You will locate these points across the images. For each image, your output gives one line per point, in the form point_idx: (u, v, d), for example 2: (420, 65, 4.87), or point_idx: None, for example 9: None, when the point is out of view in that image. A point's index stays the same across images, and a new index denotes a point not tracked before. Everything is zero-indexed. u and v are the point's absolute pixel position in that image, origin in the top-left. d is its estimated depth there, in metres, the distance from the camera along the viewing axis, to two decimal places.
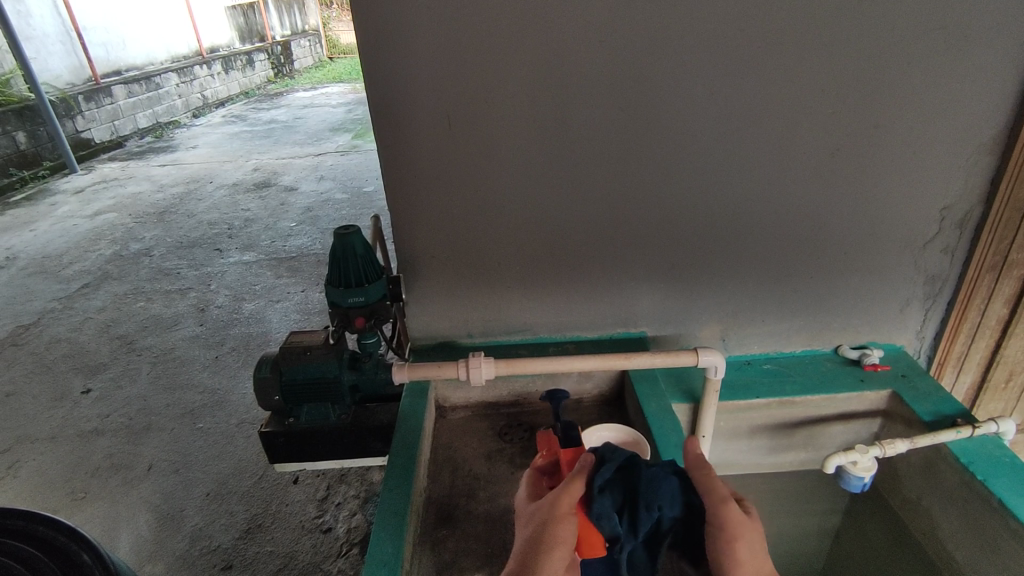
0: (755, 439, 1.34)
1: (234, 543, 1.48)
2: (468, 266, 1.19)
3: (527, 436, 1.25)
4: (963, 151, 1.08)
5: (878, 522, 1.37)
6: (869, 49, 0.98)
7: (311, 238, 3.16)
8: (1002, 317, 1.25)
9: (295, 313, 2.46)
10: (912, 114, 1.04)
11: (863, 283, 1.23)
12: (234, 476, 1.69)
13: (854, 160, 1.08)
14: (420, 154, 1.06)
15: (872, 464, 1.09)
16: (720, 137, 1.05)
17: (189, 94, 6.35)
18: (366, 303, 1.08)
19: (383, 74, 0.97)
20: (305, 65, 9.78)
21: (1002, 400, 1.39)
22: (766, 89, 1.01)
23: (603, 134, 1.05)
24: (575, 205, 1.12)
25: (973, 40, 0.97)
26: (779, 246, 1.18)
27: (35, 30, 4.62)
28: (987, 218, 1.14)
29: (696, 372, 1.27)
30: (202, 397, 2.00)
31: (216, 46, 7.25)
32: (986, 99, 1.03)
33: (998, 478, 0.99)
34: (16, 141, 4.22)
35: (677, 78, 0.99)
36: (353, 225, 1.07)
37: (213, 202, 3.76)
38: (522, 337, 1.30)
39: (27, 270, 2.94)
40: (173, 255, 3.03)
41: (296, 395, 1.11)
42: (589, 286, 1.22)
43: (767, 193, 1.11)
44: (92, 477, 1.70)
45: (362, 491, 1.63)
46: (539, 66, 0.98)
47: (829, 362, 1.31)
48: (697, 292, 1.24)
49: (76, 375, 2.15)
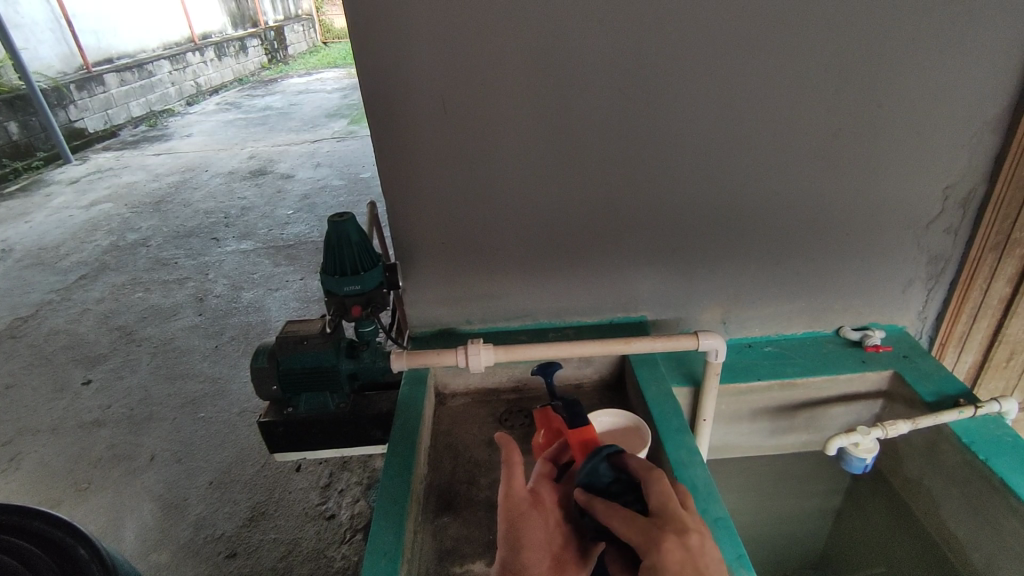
0: (757, 422, 1.33)
1: (238, 531, 1.49)
2: (465, 253, 1.18)
3: (527, 422, 1.24)
4: (968, 127, 1.05)
5: (879, 503, 1.37)
6: (875, 23, 0.95)
7: (308, 225, 3.14)
8: (1004, 296, 1.24)
9: (294, 301, 2.45)
10: (917, 90, 1.01)
11: (866, 264, 1.21)
12: (237, 464, 1.69)
13: (856, 139, 1.06)
14: (414, 137, 1.03)
15: (873, 445, 1.09)
16: (719, 119, 1.03)
17: (183, 82, 6.28)
18: (363, 291, 1.06)
19: (376, 55, 0.95)
20: (300, 50, 9.64)
21: (1004, 379, 1.38)
22: (769, 66, 0.98)
23: (602, 115, 1.03)
24: (574, 188, 1.10)
25: (978, 15, 0.95)
26: (781, 227, 1.16)
27: (24, 19, 4.56)
28: (990, 198, 1.12)
29: (698, 356, 1.27)
30: (203, 387, 2.00)
31: (209, 32, 7.14)
32: (993, 73, 1.00)
33: (1000, 456, 0.99)
34: (9, 132, 4.18)
35: (674, 57, 0.97)
36: (348, 212, 1.05)
37: (209, 190, 3.73)
38: (522, 323, 1.29)
39: (24, 262, 2.92)
40: (169, 245, 3.02)
41: (295, 384, 1.10)
42: (588, 271, 1.21)
43: (768, 174, 1.10)
44: (96, 468, 1.71)
45: (364, 478, 1.64)
46: (535, 45, 0.95)
47: (830, 344, 1.30)
48: (697, 274, 1.22)
49: (77, 366, 2.15)
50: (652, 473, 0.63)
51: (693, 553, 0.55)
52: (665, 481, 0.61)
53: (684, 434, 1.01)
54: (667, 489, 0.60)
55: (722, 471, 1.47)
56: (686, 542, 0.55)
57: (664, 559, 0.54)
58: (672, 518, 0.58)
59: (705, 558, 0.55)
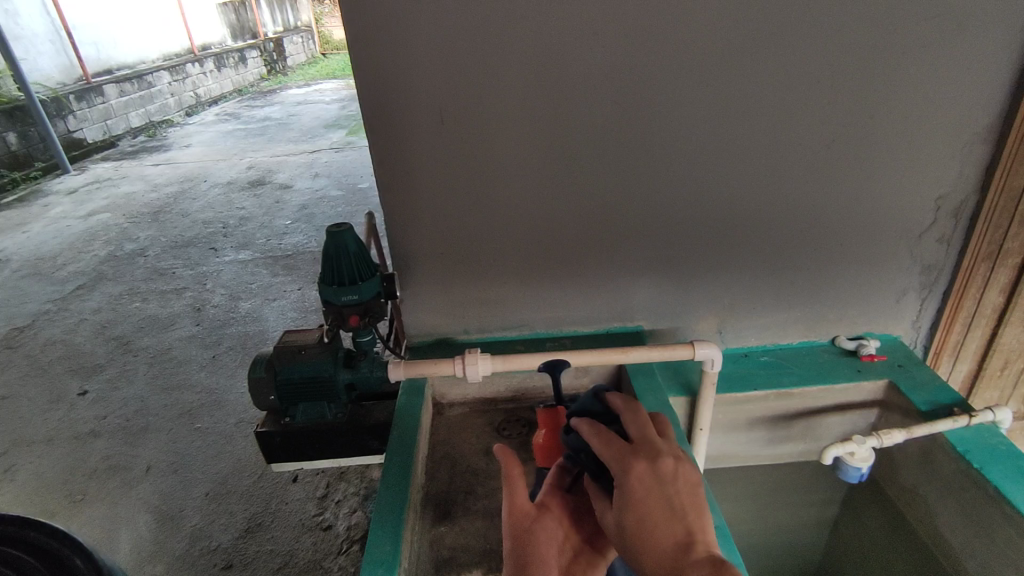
0: (754, 432, 1.34)
1: (234, 542, 1.48)
2: (463, 263, 1.19)
3: (524, 431, 1.24)
4: (958, 138, 1.07)
5: (876, 513, 1.37)
6: (865, 38, 0.97)
7: (306, 235, 3.15)
8: (998, 305, 1.25)
9: (292, 311, 2.45)
10: (907, 103, 1.03)
11: (860, 273, 1.23)
12: (233, 475, 1.69)
13: (848, 151, 1.08)
14: (413, 148, 1.05)
15: (869, 455, 1.09)
16: (713, 131, 1.05)
17: (182, 93, 6.31)
18: (360, 301, 1.07)
19: (375, 69, 0.96)
20: (299, 61, 9.71)
21: (998, 388, 1.39)
22: (761, 79, 1.00)
23: (598, 127, 1.04)
24: (571, 198, 1.11)
25: (966, 30, 0.97)
26: (776, 238, 1.17)
27: (24, 31, 4.60)
28: (981, 208, 1.13)
29: (694, 366, 1.27)
30: (200, 398, 2.00)
31: (208, 44, 7.18)
32: (981, 86, 1.02)
33: (995, 465, 0.99)
34: (8, 143, 4.20)
35: (669, 70, 0.99)
36: (346, 223, 1.06)
37: (208, 200, 3.74)
38: (519, 333, 1.29)
39: (21, 273, 2.92)
40: (167, 255, 3.02)
41: (292, 394, 1.10)
42: (585, 280, 1.22)
43: (762, 185, 1.11)
44: (91, 479, 1.70)
45: (361, 489, 1.63)
46: (532, 58, 0.97)
47: (826, 353, 1.31)
48: (693, 284, 1.23)
49: (73, 376, 2.14)
50: (631, 405, 0.63)
51: (662, 477, 0.55)
52: (642, 415, 0.61)
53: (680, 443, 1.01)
54: (645, 420, 0.61)
55: (720, 481, 1.47)
56: (657, 468, 0.56)
57: (630, 485, 0.55)
58: (645, 446, 0.58)
59: (676, 483, 0.55)
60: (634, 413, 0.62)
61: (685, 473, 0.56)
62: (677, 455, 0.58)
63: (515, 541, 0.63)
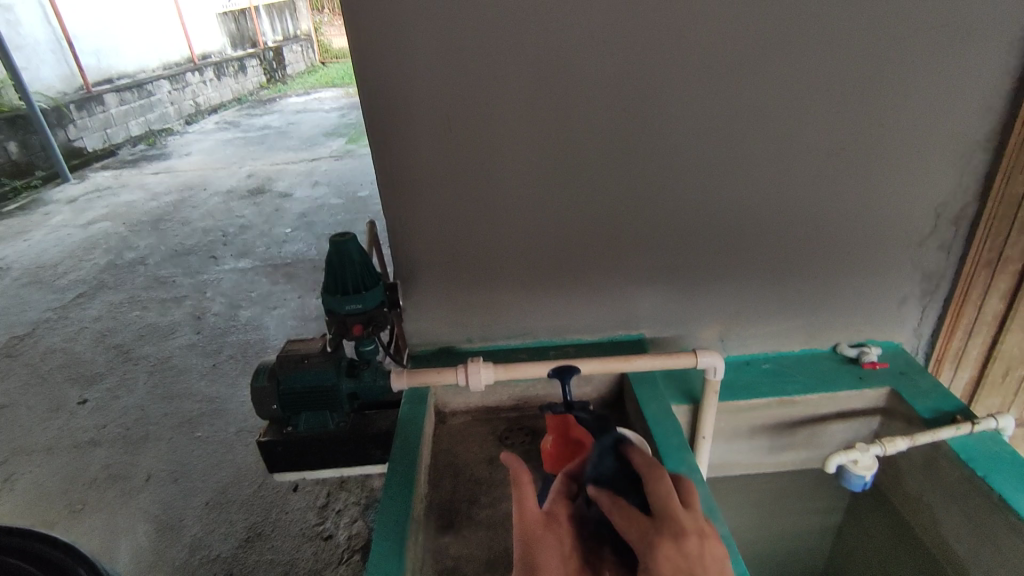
0: (757, 439, 1.34)
1: (234, 552, 1.47)
2: (466, 272, 1.19)
3: (527, 440, 1.24)
4: (957, 147, 1.08)
5: (880, 520, 1.37)
6: (865, 48, 0.98)
7: (306, 243, 3.15)
8: (998, 312, 1.25)
9: (292, 319, 2.45)
10: (907, 112, 1.04)
11: (862, 281, 1.23)
12: (234, 484, 1.68)
13: (849, 159, 1.08)
14: (416, 158, 1.05)
15: (872, 462, 1.09)
16: (715, 140, 1.06)
17: (182, 101, 6.33)
18: (364, 310, 1.06)
19: (380, 79, 0.97)
20: (299, 70, 9.75)
21: (999, 396, 1.38)
22: (762, 89, 1.01)
23: (601, 136, 1.04)
24: (573, 207, 1.12)
25: (965, 40, 0.98)
26: (777, 246, 1.18)
27: (25, 40, 4.65)
28: (981, 215, 1.14)
29: (696, 373, 1.28)
30: (200, 406, 1.99)
31: (208, 53, 7.22)
32: (980, 96, 1.03)
33: (998, 472, 0.99)
34: (8, 151, 4.21)
35: (671, 80, 0.99)
36: (349, 232, 1.06)
37: (207, 208, 3.75)
38: (522, 341, 1.29)
39: (21, 281, 2.92)
40: (167, 263, 3.02)
41: (294, 403, 1.09)
42: (588, 288, 1.22)
43: (763, 194, 1.12)
44: (90, 488, 1.69)
45: (362, 498, 1.63)
46: (535, 70, 0.98)
47: (828, 360, 1.31)
48: (696, 292, 1.24)
49: (73, 385, 2.13)
50: (653, 469, 0.62)
51: (689, 555, 0.55)
52: (665, 480, 0.60)
53: (683, 451, 1.01)
54: (669, 487, 0.59)
55: (723, 489, 1.47)
56: (683, 545, 0.55)
57: (656, 565, 0.54)
58: (668, 521, 0.57)
59: (703, 561, 0.55)
60: (657, 477, 0.61)
61: (710, 548, 0.56)
62: (700, 530, 0.57)
63: (524, 552, 0.63)
